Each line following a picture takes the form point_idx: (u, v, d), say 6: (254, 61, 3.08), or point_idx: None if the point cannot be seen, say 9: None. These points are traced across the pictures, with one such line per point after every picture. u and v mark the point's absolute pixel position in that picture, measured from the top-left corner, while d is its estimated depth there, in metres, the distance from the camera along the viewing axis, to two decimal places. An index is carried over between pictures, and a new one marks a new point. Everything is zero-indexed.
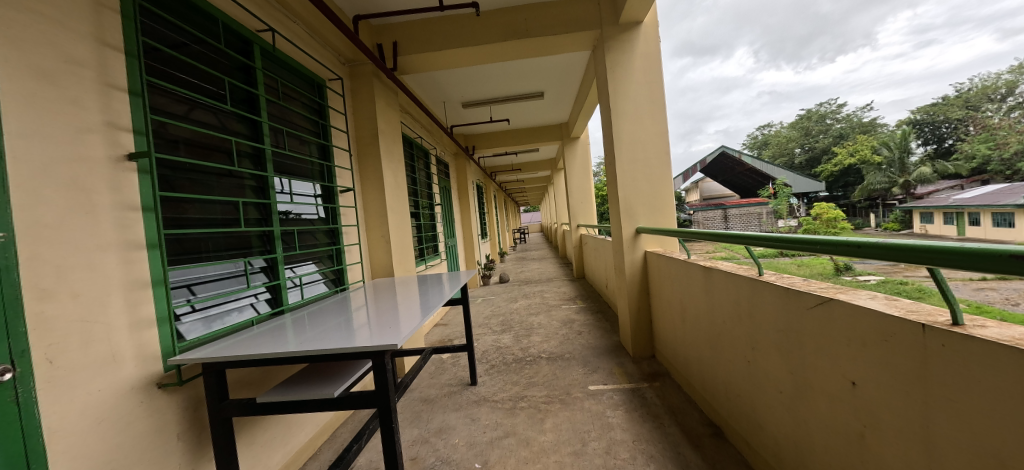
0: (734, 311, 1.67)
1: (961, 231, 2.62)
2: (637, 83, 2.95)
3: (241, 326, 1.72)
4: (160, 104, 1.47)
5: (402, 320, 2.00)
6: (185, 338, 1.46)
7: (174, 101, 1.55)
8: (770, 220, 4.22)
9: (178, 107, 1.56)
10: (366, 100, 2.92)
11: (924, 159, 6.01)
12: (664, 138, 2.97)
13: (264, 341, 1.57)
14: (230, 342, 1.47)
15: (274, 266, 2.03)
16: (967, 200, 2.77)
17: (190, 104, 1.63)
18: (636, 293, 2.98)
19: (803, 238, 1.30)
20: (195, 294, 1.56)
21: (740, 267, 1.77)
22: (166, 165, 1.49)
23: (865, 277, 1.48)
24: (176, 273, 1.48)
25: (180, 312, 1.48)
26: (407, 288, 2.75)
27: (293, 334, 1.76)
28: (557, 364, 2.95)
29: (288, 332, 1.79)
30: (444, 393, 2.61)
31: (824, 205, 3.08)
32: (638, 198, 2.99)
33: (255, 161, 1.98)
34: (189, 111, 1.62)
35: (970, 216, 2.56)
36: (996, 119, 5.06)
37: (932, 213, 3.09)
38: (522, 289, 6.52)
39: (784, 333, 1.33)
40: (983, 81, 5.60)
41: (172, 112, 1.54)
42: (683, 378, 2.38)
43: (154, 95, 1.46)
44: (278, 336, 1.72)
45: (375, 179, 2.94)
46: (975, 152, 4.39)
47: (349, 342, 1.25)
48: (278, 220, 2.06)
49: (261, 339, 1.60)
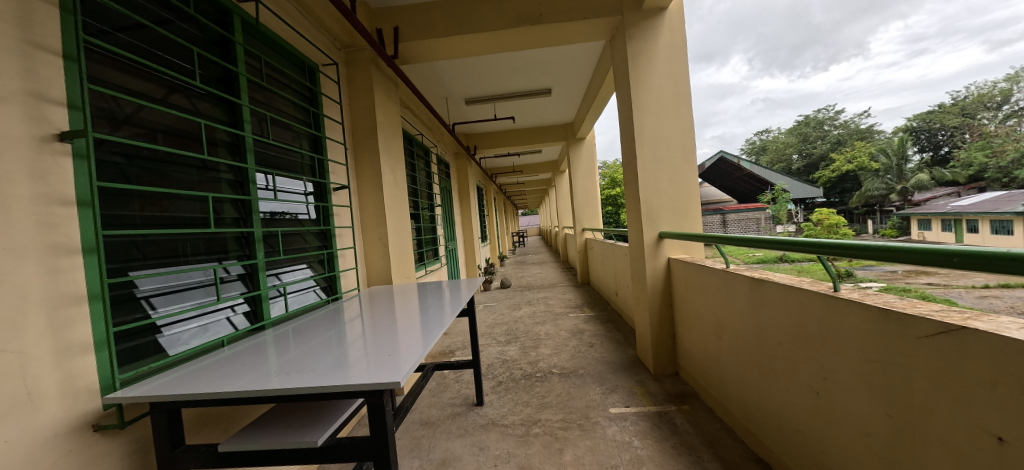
0: (796, 335, 1.43)
1: (958, 239, 2.44)
2: (660, 74, 2.72)
3: (210, 347, 1.44)
4: (117, 78, 1.25)
5: (400, 336, 1.76)
6: (167, 353, 1.29)
7: (143, 79, 1.34)
8: (770, 226, 4.04)
9: (145, 84, 1.35)
10: (363, 90, 2.66)
11: (921, 166, 5.50)
12: (688, 135, 2.73)
13: (238, 367, 1.31)
14: (196, 370, 1.21)
15: (254, 274, 1.75)
16: (964, 207, 2.58)
17: (162, 84, 1.42)
18: (658, 305, 2.72)
19: (888, 245, 1.07)
20: (153, 310, 1.28)
21: (796, 279, 1.52)
22: (122, 152, 1.24)
23: (876, 285, 1.35)
24: (144, 282, 1.26)
25: (163, 323, 1.31)
26: (406, 297, 2.48)
27: (275, 355, 1.50)
28: (571, 381, 2.68)
29: (268, 353, 1.52)
30: (446, 416, 2.34)
31: (823, 211, 2.80)
32: (661, 200, 2.74)
33: (232, 150, 1.72)
34: (166, 95, 1.43)
35: (968, 224, 2.37)
36: (993, 126, 4.80)
37: (929, 219, 2.89)
38: (525, 295, 6.24)
39: (881, 366, 1.10)
40: (981, 90, 5.43)
41: (139, 91, 1.33)
42: (714, 401, 2.12)
43: (108, 67, 1.24)
44: (258, 358, 1.46)
45: (372, 176, 2.68)
46: (971, 160, 4.13)
47: (338, 379, 1.00)
48: (259, 220, 1.79)
49: (235, 363, 1.33)
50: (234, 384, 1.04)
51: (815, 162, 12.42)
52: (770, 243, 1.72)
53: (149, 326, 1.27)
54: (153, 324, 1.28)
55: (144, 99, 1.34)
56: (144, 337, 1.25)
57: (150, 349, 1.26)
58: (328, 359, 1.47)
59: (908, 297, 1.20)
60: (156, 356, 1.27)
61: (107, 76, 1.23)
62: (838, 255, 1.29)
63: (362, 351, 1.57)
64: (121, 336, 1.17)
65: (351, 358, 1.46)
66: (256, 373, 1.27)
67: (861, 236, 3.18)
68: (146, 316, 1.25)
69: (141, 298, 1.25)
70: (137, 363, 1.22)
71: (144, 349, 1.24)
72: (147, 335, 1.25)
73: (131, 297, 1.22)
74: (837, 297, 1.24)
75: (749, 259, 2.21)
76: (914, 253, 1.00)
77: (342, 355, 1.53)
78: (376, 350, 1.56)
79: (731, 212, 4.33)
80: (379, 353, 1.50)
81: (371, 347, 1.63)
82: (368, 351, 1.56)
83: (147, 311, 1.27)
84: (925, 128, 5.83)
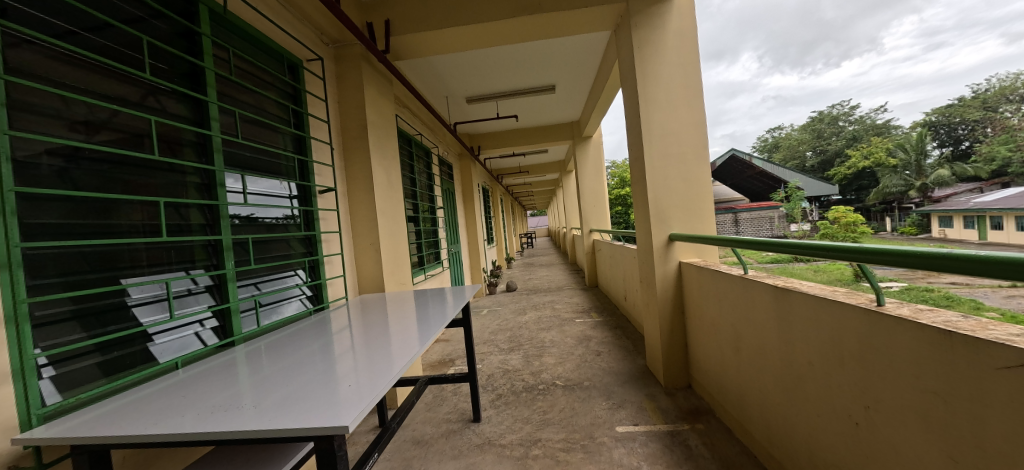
0: (832, 356, 1.23)
1: (982, 236, 2.18)
2: (669, 64, 2.53)
3: (161, 369, 1.31)
4: (88, 82, 1.22)
5: (382, 352, 1.59)
6: (152, 363, 1.31)
7: (112, 80, 1.30)
8: (783, 223, 3.69)
9: (119, 87, 1.32)
10: (352, 87, 2.53)
11: (940, 161, 4.91)
12: (700, 129, 2.55)
13: (198, 397, 1.17)
14: (145, 398, 1.09)
15: (223, 285, 1.62)
16: (991, 202, 2.35)
17: (138, 86, 1.38)
18: (669, 312, 2.52)
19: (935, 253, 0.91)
20: (98, 329, 1.18)
21: (828, 289, 1.33)
22: (109, 160, 1.26)
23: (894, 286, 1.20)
24: (136, 290, 1.30)
25: (154, 332, 1.34)
26: (400, 305, 2.34)
27: (244, 376, 1.37)
28: (575, 394, 2.50)
29: (239, 373, 1.39)
30: (440, 433, 2.18)
31: (838, 208, 2.52)
32: (671, 199, 2.54)
33: (200, 151, 1.60)
34: (144, 97, 1.40)
35: (993, 220, 2.12)
36: (1017, 120, 4.33)
37: (951, 216, 2.65)
38: (531, 299, 6.05)
39: (943, 400, 0.90)
40: (1004, 81, 5.11)
41: (113, 95, 1.30)
42: (733, 420, 1.93)
43: (78, 71, 1.20)
44: (224, 379, 1.33)
45: (363, 178, 2.55)
46: (995, 154, 3.77)
47: (271, 423, 0.84)
48: (228, 226, 1.65)
49: (195, 393, 1.19)
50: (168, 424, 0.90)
51: (829, 159, 11.93)
52: (790, 247, 1.54)
53: (140, 334, 1.28)
54: (144, 332, 1.30)
55: (117, 102, 1.31)
56: (136, 345, 1.28)
57: (142, 357, 1.29)
58: (299, 381, 1.32)
59: (974, 315, 0.98)
60: (140, 366, 1.28)
61: (53, 72, 1.14)
62: (873, 262, 1.10)
63: (353, 366, 1.44)
64: (106, 346, 1.19)
65: (339, 377, 1.33)
66: (220, 404, 1.14)
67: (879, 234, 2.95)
68: (137, 324, 1.27)
69: (132, 306, 1.28)
70: (125, 372, 1.23)
71: (132, 357, 1.26)
72: (136, 343, 1.28)
73: (69, 316, 1.11)
74: (879, 312, 1.05)
75: (763, 261, 2.01)
76: (981, 263, 0.81)
77: (331, 371, 1.40)
78: (367, 365, 1.42)
79: (743, 211, 4.08)
80: (370, 369, 1.36)
81: (363, 360, 1.49)
82: (359, 366, 1.43)
83: (139, 320, 1.29)
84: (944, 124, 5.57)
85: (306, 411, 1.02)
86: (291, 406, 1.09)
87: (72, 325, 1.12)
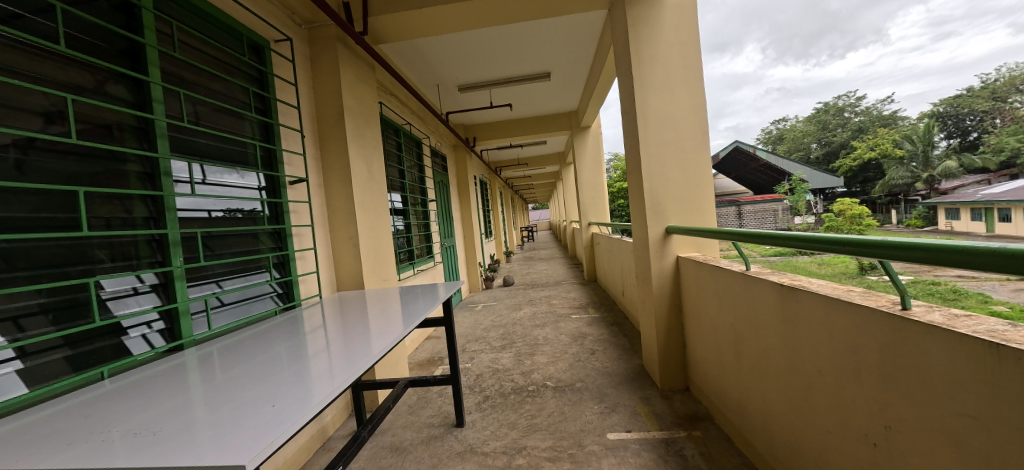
0: (846, 368, 1.08)
1: (989, 229, 2.00)
2: (667, 44, 2.35)
3: (86, 379, 1.17)
4: (18, 64, 1.11)
5: (352, 351, 1.46)
6: (81, 371, 1.19)
7: (43, 63, 1.17)
8: (787, 217, 3.52)
9: (54, 70, 1.20)
10: (327, 71, 2.37)
11: (952, 151, 4.36)
12: (700, 114, 2.37)
13: (130, 414, 1.04)
14: (70, 417, 0.98)
15: (170, 284, 1.48)
16: (1001, 193, 2.13)
17: (74, 67, 1.26)
18: (666, 309, 2.36)
19: (950, 244, 0.78)
20: (22, 333, 1.08)
21: (842, 289, 1.16)
22: (77, 152, 1.24)
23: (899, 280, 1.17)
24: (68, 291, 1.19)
25: (91, 336, 1.24)
26: (381, 301, 2.20)
27: (192, 382, 1.25)
28: (566, 397, 2.36)
29: (189, 381, 1.25)
30: (421, 439, 2.05)
31: (844, 200, 2.36)
32: (668, 190, 2.37)
33: (140, 136, 1.44)
34: (83, 79, 1.28)
35: (1001, 212, 1.95)
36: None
37: (956, 208, 2.42)
38: (528, 294, 5.91)
39: (986, 428, 0.75)
40: None
41: (47, 78, 1.18)
42: (732, 427, 1.80)
43: (4, 51, 1.08)
44: (171, 386, 1.22)
45: (340, 168, 2.40)
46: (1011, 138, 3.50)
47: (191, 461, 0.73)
48: (175, 219, 1.49)
49: (128, 409, 1.06)
50: (86, 458, 0.80)
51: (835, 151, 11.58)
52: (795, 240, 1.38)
53: (85, 335, 1.22)
54: (87, 333, 1.22)
55: (53, 87, 1.19)
56: (106, 340, 1.28)
57: (83, 361, 1.21)
58: (251, 390, 1.20)
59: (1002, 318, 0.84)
60: (66, 377, 1.16)
61: None
62: (888, 256, 0.95)
63: (326, 368, 1.31)
64: (77, 339, 1.20)
65: (308, 381, 1.20)
66: (158, 420, 1.01)
67: (884, 226, 2.79)
68: (78, 324, 1.20)
69: (64, 308, 1.19)
70: (94, 366, 1.23)
71: (62, 365, 1.16)
72: (81, 345, 1.21)
73: None
74: (902, 317, 0.90)
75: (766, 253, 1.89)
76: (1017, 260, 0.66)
77: (300, 375, 1.27)
78: (342, 366, 1.30)
79: (745, 203, 3.87)
80: (344, 372, 1.24)
81: (338, 360, 1.37)
82: (333, 367, 1.30)
83: (82, 319, 1.22)
84: (948, 115, 4.72)
85: (262, 430, 0.90)
86: (246, 421, 0.97)
87: (9, 325, 1.06)
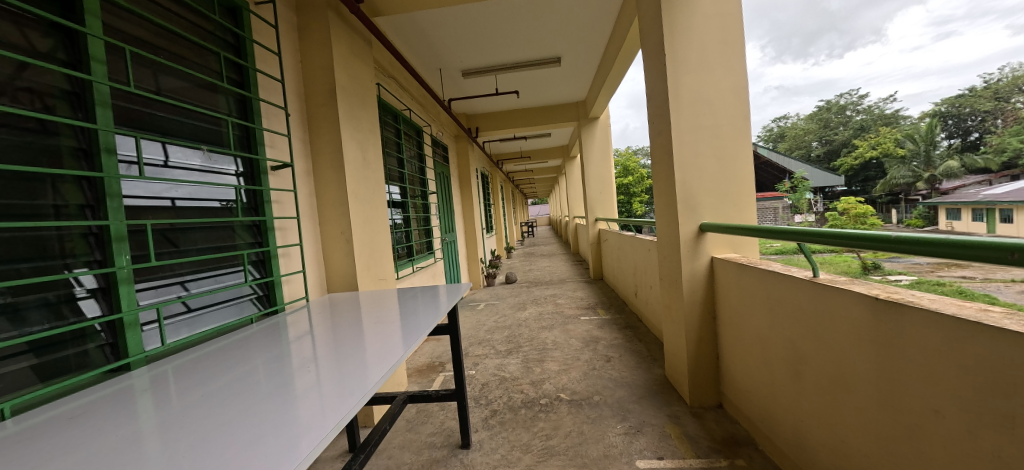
0: (990, 410, 0.82)
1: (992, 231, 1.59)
2: (704, 15, 2.06)
3: None
4: None
5: (343, 364, 1.21)
6: None
7: None
8: (788, 213, 3.16)
9: None
10: (317, 42, 2.09)
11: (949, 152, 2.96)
12: (741, 95, 2.09)
13: (43, 462, 0.77)
14: None
15: (112, 289, 1.20)
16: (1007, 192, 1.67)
17: None
18: (697, 317, 2.10)
19: None
20: None
21: (969, 308, 0.90)
22: (6, 123, 1.00)
23: (903, 280, 1.16)
24: None
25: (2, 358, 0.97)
26: (377, 305, 1.94)
27: (141, 407, 0.99)
28: (582, 413, 2.12)
29: (136, 406, 0.99)
30: (422, 464, 1.79)
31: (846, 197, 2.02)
32: (702, 182, 2.10)
33: (75, 103, 1.15)
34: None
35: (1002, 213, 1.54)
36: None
37: (955, 206, 1.93)
38: (531, 293, 5.63)
39: None
40: None
41: None
42: (784, 458, 1.54)
43: None
44: (113, 411, 0.96)
45: (331, 153, 2.13)
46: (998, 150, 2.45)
47: None
48: (118, 208, 1.21)
49: (43, 452, 0.80)
50: None
51: None
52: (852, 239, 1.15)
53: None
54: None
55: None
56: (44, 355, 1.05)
57: None
58: (213, 415, 0.94)
59: None
60: None
61: None
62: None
63: (314, 384, 1.06)
64: (39, 346, 1.04)
65: (294, 402, 0.95)
66: (84, 464, 0.75)
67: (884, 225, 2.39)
68: None
69: None
70: (48, 382, 1.05)
71: None
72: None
73: None
74: None
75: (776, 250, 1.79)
76: None
77: (282, 393, 1.02)
78: (335, 384, 1.05)
79: None
80: (339, 393, 0.99)
81: (327, 376, 1.12)
82: (323, 386, 1.05)
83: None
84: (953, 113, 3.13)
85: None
86: (206, 459, 0.73)
87: None
